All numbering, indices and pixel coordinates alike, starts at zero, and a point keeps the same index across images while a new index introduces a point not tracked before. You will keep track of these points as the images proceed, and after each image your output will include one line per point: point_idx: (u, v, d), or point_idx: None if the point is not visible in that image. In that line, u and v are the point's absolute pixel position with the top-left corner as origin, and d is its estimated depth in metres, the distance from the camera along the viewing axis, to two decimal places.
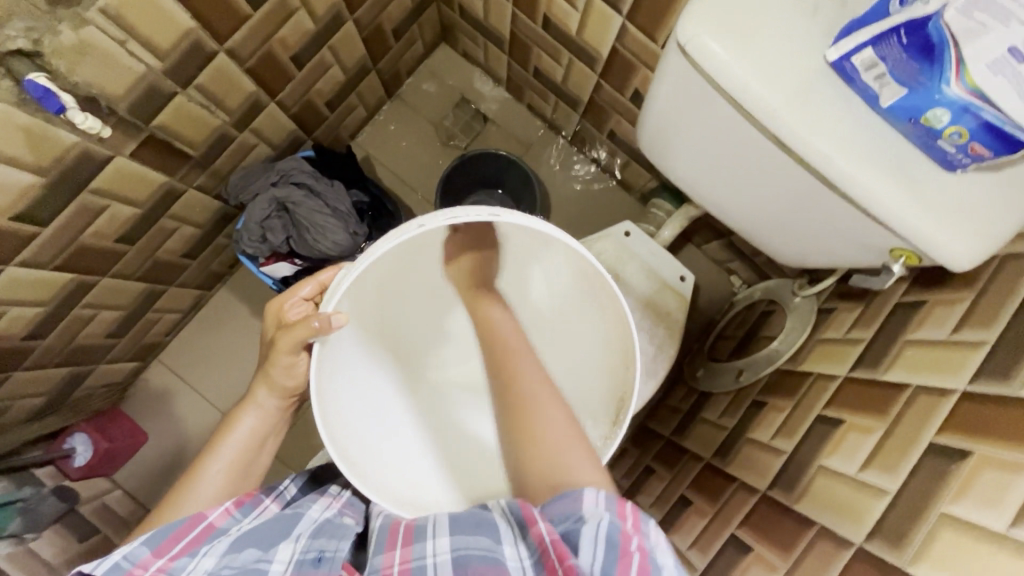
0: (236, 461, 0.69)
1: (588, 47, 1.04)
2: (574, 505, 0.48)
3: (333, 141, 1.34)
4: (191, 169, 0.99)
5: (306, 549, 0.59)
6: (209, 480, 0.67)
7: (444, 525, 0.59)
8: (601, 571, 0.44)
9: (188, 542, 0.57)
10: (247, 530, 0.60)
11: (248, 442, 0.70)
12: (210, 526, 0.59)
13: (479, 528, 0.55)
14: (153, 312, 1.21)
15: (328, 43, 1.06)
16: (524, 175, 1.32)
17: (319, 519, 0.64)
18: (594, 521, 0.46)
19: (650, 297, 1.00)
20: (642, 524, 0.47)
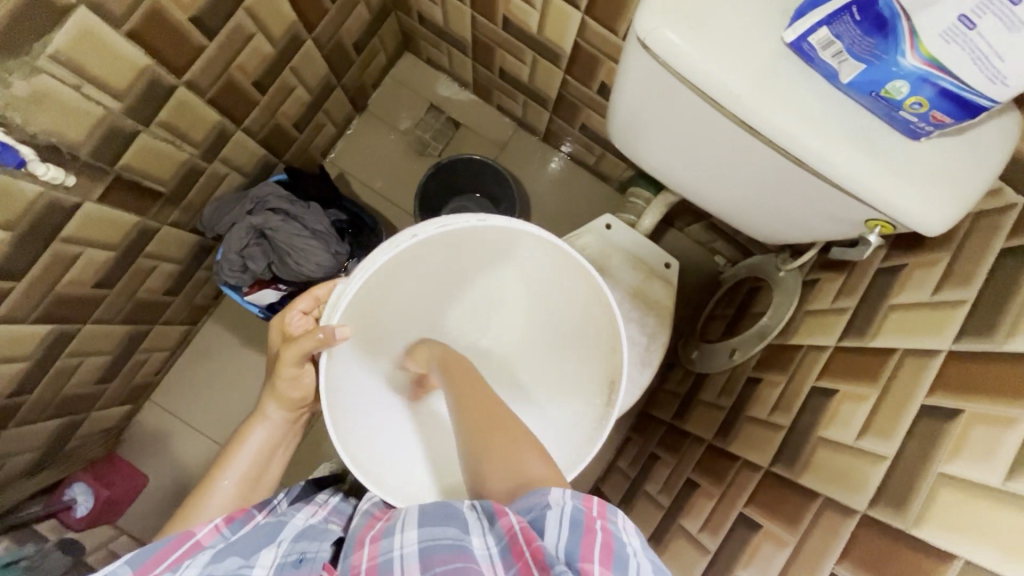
0: (248, 471, 0.72)
1: (551, 44, 1.03)
2: (541, 497, 0.46)
3: (305, 161, 1.33)
4: (163, 206, 0.98)
5: (287, 553, 0.58)
6: (221, 492, 0.70)
7: (412, 519, 0.56)
8: (566, 551, 0.42)
9: (173, 560, 0.55)
10: (232, 542, 0.58)
11: (259, 453, 0.73)
12: (197, 542, 0.58)
13: (447, 517, 0.52)
14: (140, 353, 1.20)
15: (289, 65, 1.05)
16: (499, 176, 1.31)
17: (302, 524, 0.64)
18: (559, 506, 0.45)
19: (638, 286, 1.00)
20: (608, 511, 0.46)
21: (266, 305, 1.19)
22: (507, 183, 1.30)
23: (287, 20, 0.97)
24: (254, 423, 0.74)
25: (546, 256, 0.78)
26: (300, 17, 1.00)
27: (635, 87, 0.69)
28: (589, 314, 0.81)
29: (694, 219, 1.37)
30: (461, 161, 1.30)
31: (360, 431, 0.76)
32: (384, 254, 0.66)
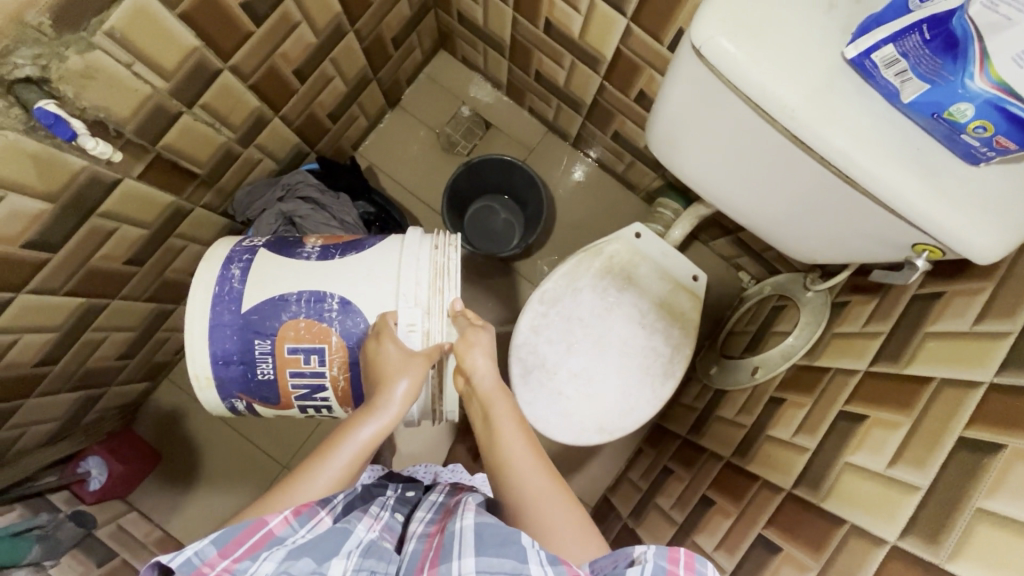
0: (352, 461, 0.65)
1: (592, 49, 1.03)
2: (625, 556, 0.56)
3: (336, 152, 1.34)
4: (198, 188, 0.99)
5: (357, 567, 0.56)
6: (325, 474, 0.63)
7: (468, 541, 0.56)
8: None
9: (251, 545, 0.53)
10: (309, 542, 0.55)
11: (366, 444, 0.66)
12: (270, 533, 0.54)
13: (506, 546, 0.55)
14: (163, 331, 1.21)
15: (330, 56, 1.06)
16: (528, 177, 1.30)
17: (364, 538, 0.60)
18: (642, 562, 0.54)
19: (664, 297, 0.99)
20: (694, 564, 0.54)
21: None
22: (535, 184, 1.29)
23: (332, 11, 0.97)
24: (367, 413, 0.69)
25: None
26: (345, 9, 1.00)
27: (680, 97, 0.69)
28: None
29: (720, 234, 1.35)
30: (491, 162, 1.30)
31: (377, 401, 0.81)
32: (442, 275, 0.89)
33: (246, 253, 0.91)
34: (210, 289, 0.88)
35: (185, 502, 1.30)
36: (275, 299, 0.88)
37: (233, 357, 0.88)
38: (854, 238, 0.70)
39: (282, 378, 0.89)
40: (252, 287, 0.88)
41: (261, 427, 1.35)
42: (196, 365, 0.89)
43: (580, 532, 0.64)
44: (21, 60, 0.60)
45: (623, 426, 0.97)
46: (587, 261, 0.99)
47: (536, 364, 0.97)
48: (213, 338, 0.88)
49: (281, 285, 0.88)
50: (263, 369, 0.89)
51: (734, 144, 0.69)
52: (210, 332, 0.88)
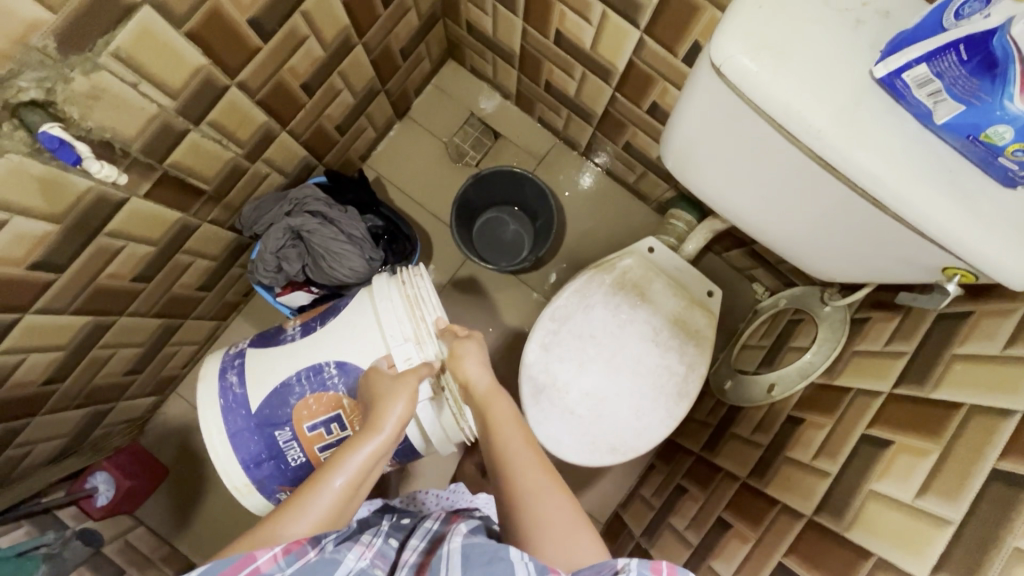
0: (347, 487, 0.64)
1: (603, 61, 1.01)
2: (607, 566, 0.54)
3: (344, 164, 1.33)
4: (204, 204, 0.98)
5: None
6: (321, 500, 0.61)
7: (456, 564, 0.54)
8: None
9: None
10: None
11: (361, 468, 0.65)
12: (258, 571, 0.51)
13: (496, 562, 0.53)
14: (170, 346, 1.20)
15: (338, 69, 1.05)
16: (536, 190, 1.28)
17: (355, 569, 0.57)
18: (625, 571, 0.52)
19: (679, 314, 0.96)
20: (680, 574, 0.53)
21: (298, 307, 1.18)
22: (546, 196, 1.26)
23: (340, 25, 0.96)
24: (363, 440, 0.68)
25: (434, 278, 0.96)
26: (353, 22, 0.99)
27: (695, 114, 0.67)
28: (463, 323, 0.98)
29: (734, 245, 1.33)
30: (497, 172, 1.28)
31: None
32: (413, 310, 0.86)
33: (236, 358, 0.92)
34: (216, 402, 0.89)
35: (194, 518, 1.29)
36: (279, 387, 0.88)
37: (263, 456, 0.88)
38: (875, 256, 0.67)
39: (312, 457, 0.88)
40: (255, 385, 0.88)
41: None
42: (232, 477, 0.89)
43: (577, 535, 0.62)
44: (25, 83, 0.60)
45: (636, 446, 0.95)
46: (599, 277, 0.97)
47: (546, 384, 0.95)
48: (236, 445, 0.88)
49: (280, 371, 0.88)
50: (293, 456, 0.88)
51: (753, 163, 0.67)
52: (231, 441, 0.88)
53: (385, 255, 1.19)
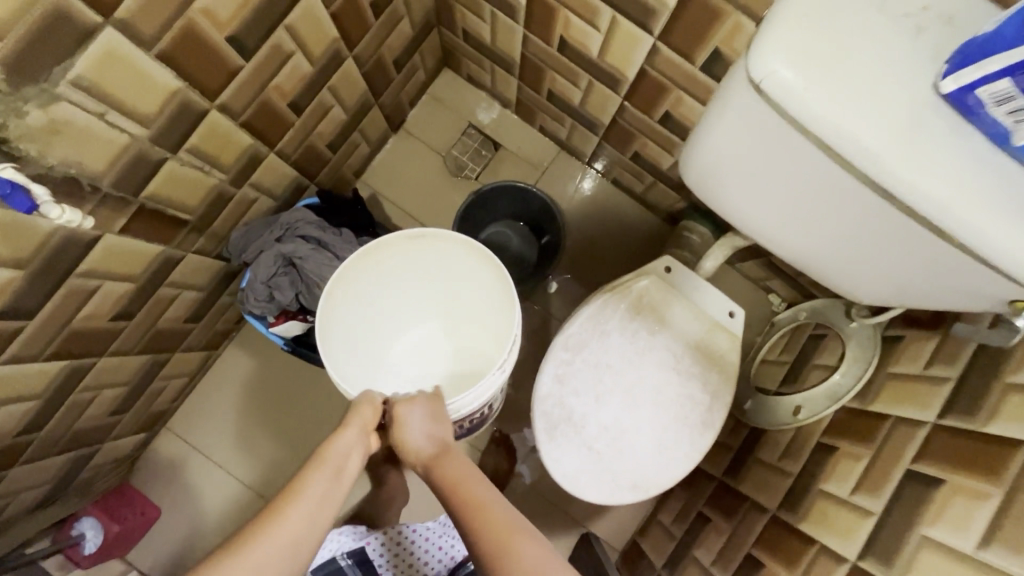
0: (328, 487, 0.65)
1: (611, 70, 0.95)
2: None
3: (338, 182, 1.26)
4: (188, 234, 0.91)
5: None
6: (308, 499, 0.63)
7: None
8: None
9: None
10: None
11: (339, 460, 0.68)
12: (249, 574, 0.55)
13: None
14: (158, 381, 1.13)
15: (328, 84, 0.98)
16: (541, 206, 1.22)
17: None
18: None
19: (700, 339, 0.90)
20: None
21: (293, 337, 1.11)
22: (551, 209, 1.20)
23: (329, 38, 0.90)
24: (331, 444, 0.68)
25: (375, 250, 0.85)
26: (343, 34, 0.93)
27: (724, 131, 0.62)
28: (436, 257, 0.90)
29: (750, 256, 1.26)
30: (499, 190, 1.22)
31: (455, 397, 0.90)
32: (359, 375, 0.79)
33: None
34: None
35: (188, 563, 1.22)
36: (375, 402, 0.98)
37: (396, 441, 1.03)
38: (923, 274, 0.64)
39: None
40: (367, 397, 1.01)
41: (265, 476, 1.26)
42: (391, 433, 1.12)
43: None
44: None
45: (658, 483, 0.88)
46: (616, 301, 0.90)
47: (562, 418, 0.88)
48: None
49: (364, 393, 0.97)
50: None
51: (789, 180, 0.62)
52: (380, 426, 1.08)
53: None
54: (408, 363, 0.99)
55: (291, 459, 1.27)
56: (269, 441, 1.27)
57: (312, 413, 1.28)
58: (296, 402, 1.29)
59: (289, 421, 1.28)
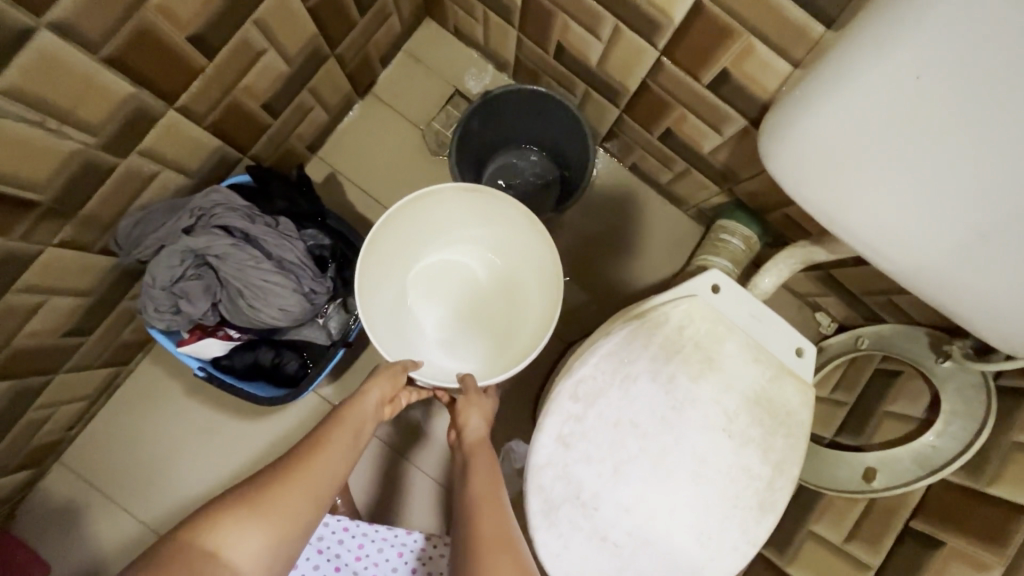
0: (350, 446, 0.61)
1: (650, 10, 0.68)
2: None
3: (285, 157, 0.99)
4: (41, 221, 0.63)
5: None
6: (333, 452, 0.59)
7: None
8: None
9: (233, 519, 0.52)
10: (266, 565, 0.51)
11: (367, 422, 0.63)
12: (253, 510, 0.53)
13: None
14: (35, 410, 0.86)
15: (254, 17, 0.70)
16: (566, 119, 0.93)
17: None
18: None
19: (763, 389, 0.65)
20: None
21: (211, 359, 0.83)
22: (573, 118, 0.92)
23: None
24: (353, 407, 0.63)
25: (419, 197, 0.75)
26: None
27: (922, 82, 0.46)
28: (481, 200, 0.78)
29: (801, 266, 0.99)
30: (513, 99, 0.94)
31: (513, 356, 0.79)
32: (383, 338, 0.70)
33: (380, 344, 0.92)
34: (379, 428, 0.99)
35: None
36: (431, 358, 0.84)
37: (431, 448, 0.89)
38: None
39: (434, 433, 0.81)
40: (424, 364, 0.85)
41: None
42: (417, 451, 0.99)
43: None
44: None
45: None
46: (649, 335, 0.64)
47: (565, 497, 0.63)
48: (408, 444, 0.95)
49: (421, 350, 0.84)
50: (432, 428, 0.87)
51: (968, 156, 0.47)
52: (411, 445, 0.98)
53: (337, 282, 0.85)
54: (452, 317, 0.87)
55: None
56: (193, 480, 1.02)
57: (249, 446, 1.03)
58: (231, 432, 1.03)
59: (220, 455, 1.03)
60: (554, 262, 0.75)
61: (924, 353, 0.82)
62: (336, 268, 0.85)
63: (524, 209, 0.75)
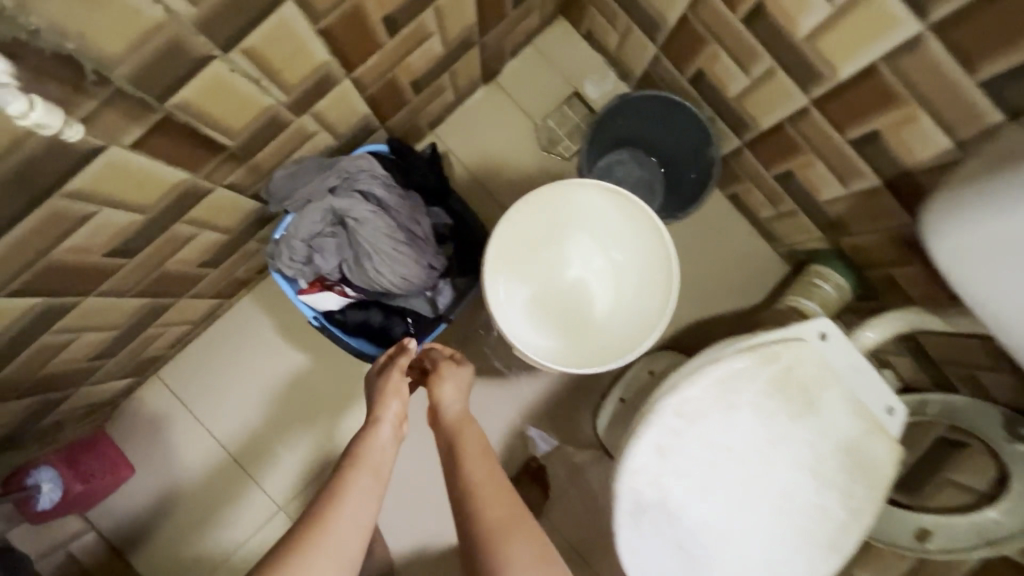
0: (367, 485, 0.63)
1: (816, 60, 0.71)
2: None
3: (409, 131, 1.03)
4: (222, 164, 0.69)
5: None
6: (354, 495, 0.61)
7: None
8: None
9: None
10: None
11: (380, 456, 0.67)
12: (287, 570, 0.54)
13: None
14: (155, 327, 0.93)
15: (435, 3, 0.74)
16: (685, 128, 0.99)
17: None
18: None
19: (854, 440, 0.68)
20: None
21: (324, 311, 0.91)
22: (699, 127, 0.97)
23: None
24: (362, 437, 0.68)
25: (561, 190, 0.87)
26: None
27: None
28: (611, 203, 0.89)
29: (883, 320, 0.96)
30: (638, 103, 1.00)
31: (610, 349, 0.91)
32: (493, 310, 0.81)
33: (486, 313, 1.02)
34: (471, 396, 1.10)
35: (157, 532, 1.06)
36: (531, 337, 0.94)
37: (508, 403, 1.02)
38: None
39: None
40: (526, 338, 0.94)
41: (259, 455, 1.09)
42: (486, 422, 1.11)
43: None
44: None
45: None
46: (760, 369, 0.68)
47: (653, 502, 0.67)
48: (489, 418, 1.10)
49: (524, 325, 0.94)
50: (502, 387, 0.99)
51: None
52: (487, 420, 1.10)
53: (451, 259, 0.92)
54: (558, 305, 0.97)
55: (292, 443, 1.09)
56: (271, 415, 1.09)
57: (327, 393, 1.10)
58: (312, 377, 1.10)
59: (298, 396, 1.10)
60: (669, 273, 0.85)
61: (994, 430, 0.83)
62: (453, 247, 0.92)
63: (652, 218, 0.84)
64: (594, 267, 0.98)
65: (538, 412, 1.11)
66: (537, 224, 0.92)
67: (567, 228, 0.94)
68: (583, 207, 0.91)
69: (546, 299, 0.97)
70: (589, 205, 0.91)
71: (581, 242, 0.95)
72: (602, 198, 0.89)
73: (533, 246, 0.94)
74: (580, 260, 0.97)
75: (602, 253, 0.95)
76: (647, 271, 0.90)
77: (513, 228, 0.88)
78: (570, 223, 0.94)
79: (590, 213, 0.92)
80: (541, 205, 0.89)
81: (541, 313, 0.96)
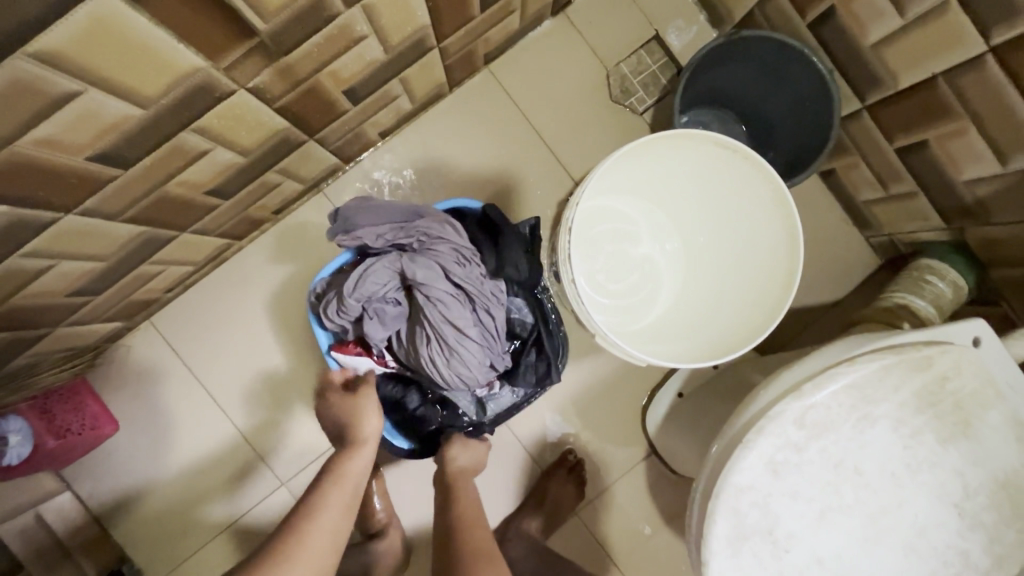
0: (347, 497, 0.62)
1: None
2: None
3: (464, 60, 0.87)
4: (250, 57, 0.53)
5: None
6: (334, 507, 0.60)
7: None
8: None
9: None
10: None
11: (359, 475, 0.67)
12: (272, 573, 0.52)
13: None
14: (151, 263, 0.78)
15: None
16: (802, 90, 0.85)
17: None
18: None
19: (1012, 473, 0.55)
20: None
21: None
22: (817, 80, 0.81)
23: None
24: (349, 452, 0.69)
25: (647, 148, 0.77)
26: None
27: None
28: (710, 166, 0.79)
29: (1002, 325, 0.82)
30: (747, 43, 0.84)
31: (678, 331, 0.85)
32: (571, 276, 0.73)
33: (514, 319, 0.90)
34: None
35: (140, 498, 0.94)
36: (595, 308, 0.86)
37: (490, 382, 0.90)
38: None
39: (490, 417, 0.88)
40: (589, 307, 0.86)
41: (263, 423, 0.96)
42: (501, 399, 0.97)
43: None
44: None
45: None
46: (905, 375, 0.55)
47: (758, 528, 0.54)
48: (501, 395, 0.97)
49: (586, 292, 0.86)
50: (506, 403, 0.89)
51: None
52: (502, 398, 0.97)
53: (513, 363, 0.87)
54: (618, 275, 0.89)
55: (301, 413, 0.96)
56: (279, 379, 0.96)
57: None
58: None
59: (311, 358, 0.97)
60: (786, 257, 0.75)
61: None
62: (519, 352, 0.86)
63: (771, 180, 0.73)
64: (663, 238, 0.89)
65: (581, 401, 0.97)
66: (607, 182, 0.83)
67: (636, 189, 0.86)
68: (674, 177, 0.83)
69: (606, 266, 0.89)
70: (673, 167, 0.82)
71: (655, 219, 0.89)
72: (697, 161, 0.79)
73: (605, 212, 0.87)
74: (651, 237, 0.89)
75: (674, 221, 0.88)
76: (731, 249, 0.82)
77: (594, 184, 0.82)
78: (652, 194, 0.87)
79: (670, 175, 0.83)
80: (622, 161, 0.79)
81: (599, 285, 0.88)
